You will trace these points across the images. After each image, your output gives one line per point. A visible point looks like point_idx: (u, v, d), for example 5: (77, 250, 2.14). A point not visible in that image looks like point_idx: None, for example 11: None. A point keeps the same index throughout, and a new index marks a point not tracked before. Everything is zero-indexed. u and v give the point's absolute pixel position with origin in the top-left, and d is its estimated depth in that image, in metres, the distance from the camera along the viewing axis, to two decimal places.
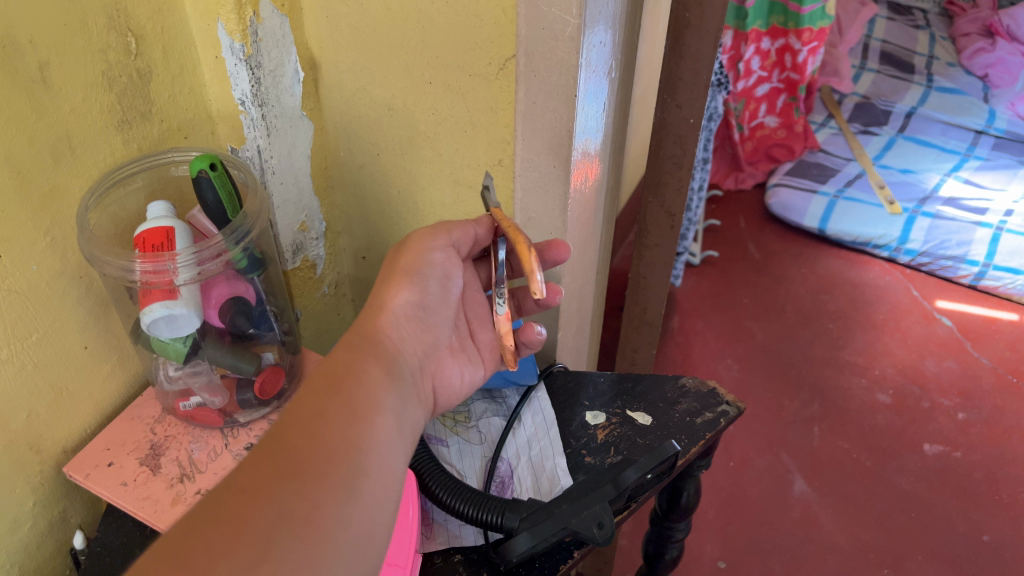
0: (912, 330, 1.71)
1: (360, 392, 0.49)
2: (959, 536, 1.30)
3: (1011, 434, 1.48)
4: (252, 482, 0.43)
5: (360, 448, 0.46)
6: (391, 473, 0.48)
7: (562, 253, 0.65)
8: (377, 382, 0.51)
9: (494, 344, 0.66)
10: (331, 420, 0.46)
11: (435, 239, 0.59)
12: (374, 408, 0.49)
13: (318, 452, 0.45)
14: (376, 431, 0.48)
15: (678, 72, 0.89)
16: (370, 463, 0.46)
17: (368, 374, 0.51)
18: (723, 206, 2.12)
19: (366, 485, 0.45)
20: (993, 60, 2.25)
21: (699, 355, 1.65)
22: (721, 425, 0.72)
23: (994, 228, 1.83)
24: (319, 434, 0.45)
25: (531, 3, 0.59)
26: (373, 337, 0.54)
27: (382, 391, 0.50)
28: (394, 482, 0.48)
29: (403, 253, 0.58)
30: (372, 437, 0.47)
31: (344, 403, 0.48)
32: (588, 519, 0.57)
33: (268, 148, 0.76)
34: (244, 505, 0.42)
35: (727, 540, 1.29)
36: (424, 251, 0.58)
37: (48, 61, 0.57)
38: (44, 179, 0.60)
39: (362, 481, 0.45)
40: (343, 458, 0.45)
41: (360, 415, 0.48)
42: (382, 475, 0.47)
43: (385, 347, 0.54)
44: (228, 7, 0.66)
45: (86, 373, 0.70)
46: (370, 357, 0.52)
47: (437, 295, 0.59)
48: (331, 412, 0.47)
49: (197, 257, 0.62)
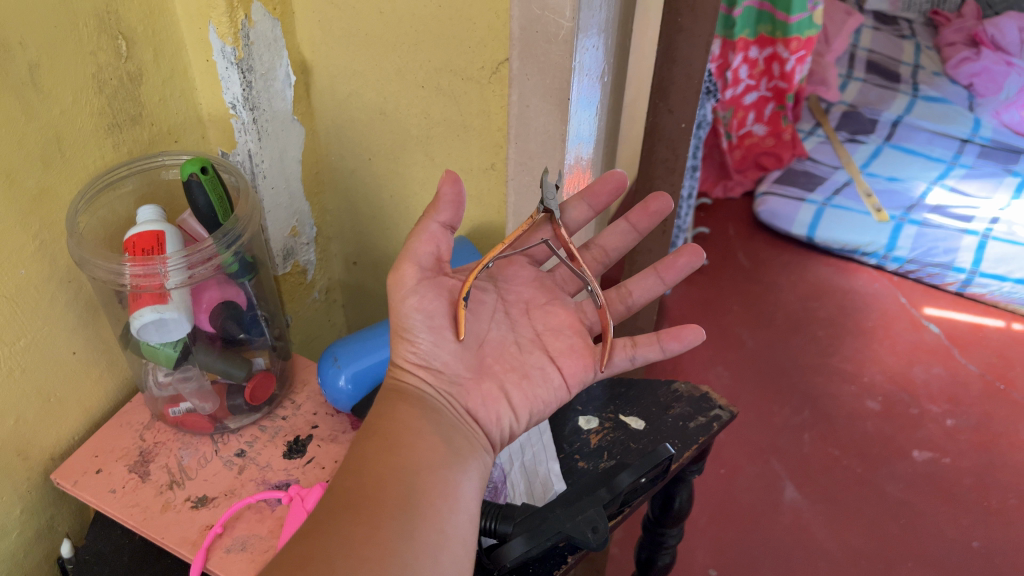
0: (901, 337, 1.73)
1: (397, 425, 0.54)
2: (950, 542, 1.30)
3: (1000, 440, 1.49)
4: (313, 524, 0.48)
5: (407, 469, 0.51)
6: (450, 486, 0.51)
7: (664, 205, 0.68)
8: (412, 412, 0.55)
9: (576, 347, 0.62)
10: (373, 456, 0.51)
11: (403, 292, 0.56)
12: (415, 435, 0.53)
13: (367, 483, 0.49)
14: (422, 452, 0.52)
15: (670, 76, 0.90)
16: (423, 481, 0.50)
17: (400, 408, 0.55)
18: (712, 213, 2.13)
19: (424, 500, 0.49)
20: (978, 70, 2.29)
21: (690, 362, 1.66)
22: (714, 429, 0.72)
23: (980, 235, 1.85)
24: (365, 470, 0.50)
25: (525, 6, 0.59)
26: (395, 387, 0.57)
27: (418, 418, 0.54)
28: (454, 493, 0.51)
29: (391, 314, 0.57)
30: (420, 459, 0.51)
31: (384, 441, 0.52)
32: (583, 523, 0.56)
33: (259, 152, 0.75)
34: (307, 543, 0.46)
35: (718, 548, 1.29)
36: (397, 308, 0.56)
37: (38, 63, 0.57)
38: (33, 181, 0.59)
39: (417, 496, 0.49)
40: (391, 482, 0.49)
41: (401, 443, 0.52)
42: (437, 487, 0.50)
43: (408, 389, 0.57)
44: (219, 10, 0.65)
45: (75, 379, 0.69)
46: (397, 398, 0.56)
47: (433, 343, 0.57)
48: (374, 452, 0.52)
49: (187, 261, 0.61)
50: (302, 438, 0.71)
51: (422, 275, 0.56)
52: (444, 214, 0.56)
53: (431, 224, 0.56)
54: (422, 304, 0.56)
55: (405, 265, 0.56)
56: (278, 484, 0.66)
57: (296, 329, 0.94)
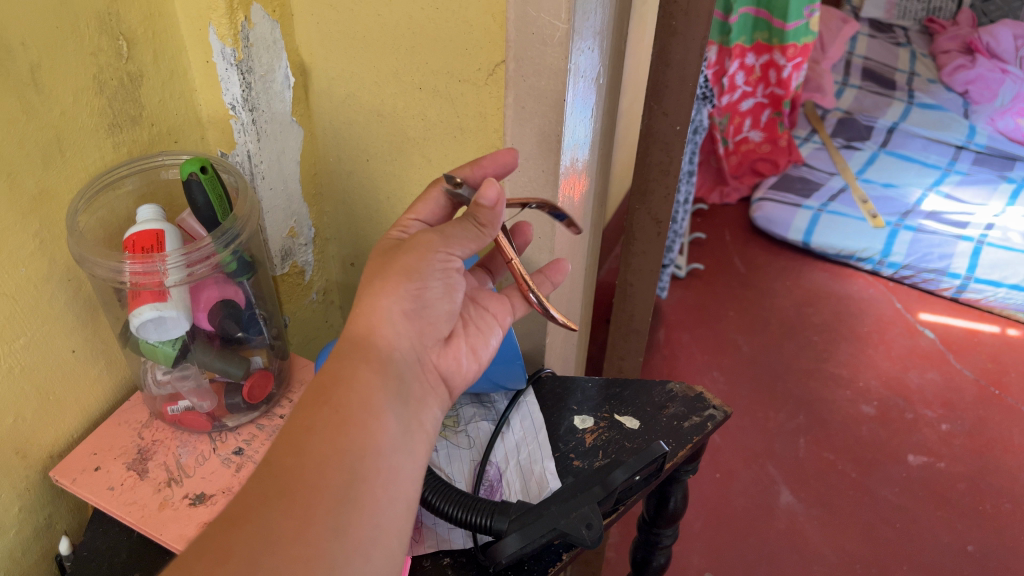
0: (896, 342, 1.74)
1: (353, 396, 0.47)
2: (944, 547, 1.31)
3: (994, 445, 1.50)
4: (240, 508, 0.42)
5: (354, 453, 0.45)
6: (394, 474, 0.47)
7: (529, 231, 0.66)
8: (374, 382, 0.48)
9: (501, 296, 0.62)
10: (320, 431, 0.45)
11: (443, 251, 0.52)
12: (368, 410, 0.47)
13: (308, 464, 0.44)
14: (372, 433, 0.46)
15: (665, 80, 0.91)
16: (368, 468, 0.45)
17: (362, 374, 0.48)
18: (708, 219, 2.14)
19: (364, 490, 0.44)
20: (972, 77, 2.30)
21: (685, 367, 1.66)
22: (708, 429, 0.73)
23: (975, 241, 1.87)
24: (308, 447, 0.44)
25: (521, 9, 0.59)
26: (364, 339, 0.50)
27: (379, 392, 0.48)
28: (398, 482, 0.47)
29: (405, 251, 0.52)
30: (370, 440, 0.46)
31: (333, 413, 0.46)
32: (577, 520, 0.57)
33: (258, 153, 0.76)
34: (230, 533, 0.41)
35: (713, 552, 1.29)
36: (429, 255, 0.51)
37: (39, 64, 0.57)
38: (34, 181, 0.60)
39: (358, 487, 0.44)
40: (333, 468, 0.44)
41: (353, 420, 0.46)
42: (380, 475, 0.46)
43: (377, 348, 0.50)
44: (220, 12, 0.66)
45: (74, 378, 0.69)
46: (359, 358, 0.49)
47: (439, 293, 0.54)
48: (319, 425, 0.45)
49: (187, 259, 0.61)
50: None
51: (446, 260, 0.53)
52: (489, 224, 0.53)
53: (486, 236, 0.53)
54: (448, 265, 0.53)
55: (448, 239, 0.52)
56: None
57: (292, 329, 0.95)
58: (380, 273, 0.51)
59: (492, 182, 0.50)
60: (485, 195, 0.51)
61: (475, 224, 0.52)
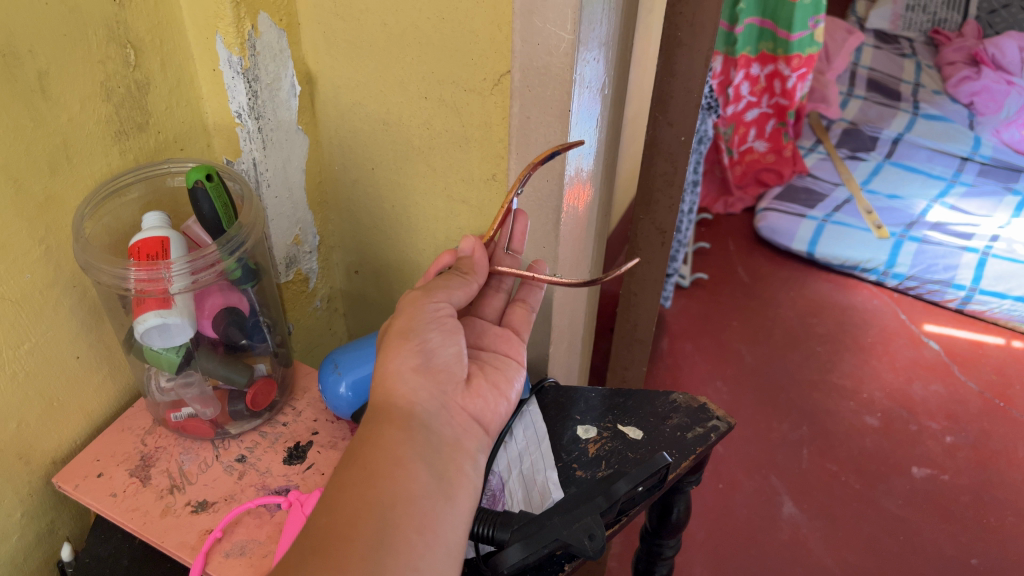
0: (900, 353, 1.73)
1: (379, 450, 0.46)
2: (947, 560, 1.30)
3: (999, 457, 1.49)
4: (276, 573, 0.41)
5: (385, 503, 0.43)
6: (429, 520, 0.44)
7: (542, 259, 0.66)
8: (399, 438, 0.47)
9: (504, 334, 0.62)
10: (350, 487, 0.44)
11: (431, 300, 0.54)
12: (397, 461, 0.45)
13: (339, 517, 0.42)
14: (403, 482, 0.45)
15: (669, 90, 0.91)
16: (399, 515, 0.43)
17: (385, 433, 0.47)
18: (713, 228, 2.14)
19: (398, 538, 0.42)
20: (978, 89, 2.30)
21: (688, 376, 1.66)
22: (711, 440, 0.73)
23: (980, 253, 1.86)
24: (340, 503, 0.43)
25: (526, 19, 0.59)
26: (384, 405, 0.49)
27: (404, 444, 0.47)
28: (433, 528, 0.44)
29: (397, 316, 0.53)
30: (399, 489, 0.44)
31: (361, 469, 0.45)
32: (580, 531, 0.56)
33: (263, 161, 0.76)
34: None
35: (715, 562, 1.29)
36: (420, 311, 0.53)
37: (47, 71, 0.58)
38: (40, 187, 0.60)
39: (392, 532, 0.42)
40: (363, 519, 0.42)
41: (379, 472, 0.45)
42: (415, 520, 0.44)
43: (397, 408, 0.49)
44: (227, 21, 0.67)
45: (78, 383, 0.69)
46: (383, 421, 0.48)
47: (441, 341, 0.53)
48: (349, 481, 0.44)
49: (192, 267, 0.62)
50: (302, 444, 0.72)
51: (441, 308, 0.54)
52: (474, 271, 0.59)
53: (472, 282, 0.58)
54: (441, 313, 0.54)
55: (435, 293, 0.54)
56: (278, 489, 0.67)
57: (297, 336, 0.95)
58: (382, 350, 0.52)
59: (467, 236, 0.60)
60: (463, 248, 0.60)
61: (461, 273, 0.58)
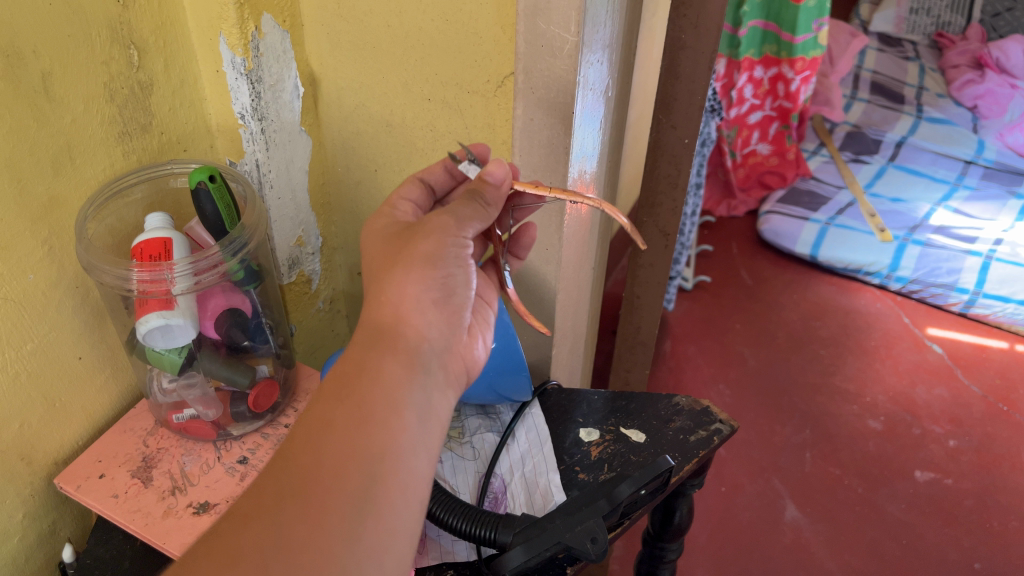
0: (904, 357, 1.72)
1: (376, 391, 0.45)
2: (951, 564, 1.29)
3: (1003, 461, 1.48)
4: (255, 507, 0.41)
5: (373, 455, 0.43)
6: (413, 476, 0.44)
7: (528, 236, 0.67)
8: (399, 377, 0.46)
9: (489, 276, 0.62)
10: (340, 428, 0.43)
11: (458, 236, 0.52)
12: (392, 410, 0.44)
13: (324, 460, 0.42)
14: (395, 434, 0.44)
15: (673, 92, 0.91)
16: (386, 470, 0.43)
17: (387, 368, 0.46)
18: (716, 231, 2.13)
19: (381, 496, 0.42)
20: (982, 92, 2.29)
21: (691, 379, 1.66)
22: (715, 443, 0.72)
23: (983, 256, 1.85)
24: (326, 445, 0.42)
25: (530, 21, 0.59)
26: (391, 328, 0.48)
27: (404, 388, 0.46)
28: (418, 483, 0.44)
29: (422, 237, 0.51)
30: (389, 442, 0.43)
31: (355, 409, 0.44)
32: (582, 534, 0.56)
33: (266, 162, 0.77)
34: (240, 532, 0.40)
35: (717, 566, 1.28)
36: (446, 241, 0.51)
37: (50, 72, 0.58)
38: (43, 188, 0.60)
39: (376, 488, 0.42)
40: (349, 470, 0.42)
41: (374, 418, 0.44)
42: (400, 477, 0.43)
43: (404, 338, 0.48)
44: (230, 22, 0.67)
45: (81, 384, 0.69)
46: (387, 350, 0.47)
47: (464, 280, 0.52)
48: (339, 420, 0.43)
49: (194, 267, 0.61)
50: None
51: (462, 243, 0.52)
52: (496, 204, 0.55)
53: (491, 216, 0.54)
54: (463, 252, 0.52)
55: (463, 225, 0.52)
56: None
57: (299, 338, 0.95)
58: (400, 263, 0.50)
59: (501, 163, 0.54)
60: (492, 171, 0.54)
61: (482, 203, 0.54)
